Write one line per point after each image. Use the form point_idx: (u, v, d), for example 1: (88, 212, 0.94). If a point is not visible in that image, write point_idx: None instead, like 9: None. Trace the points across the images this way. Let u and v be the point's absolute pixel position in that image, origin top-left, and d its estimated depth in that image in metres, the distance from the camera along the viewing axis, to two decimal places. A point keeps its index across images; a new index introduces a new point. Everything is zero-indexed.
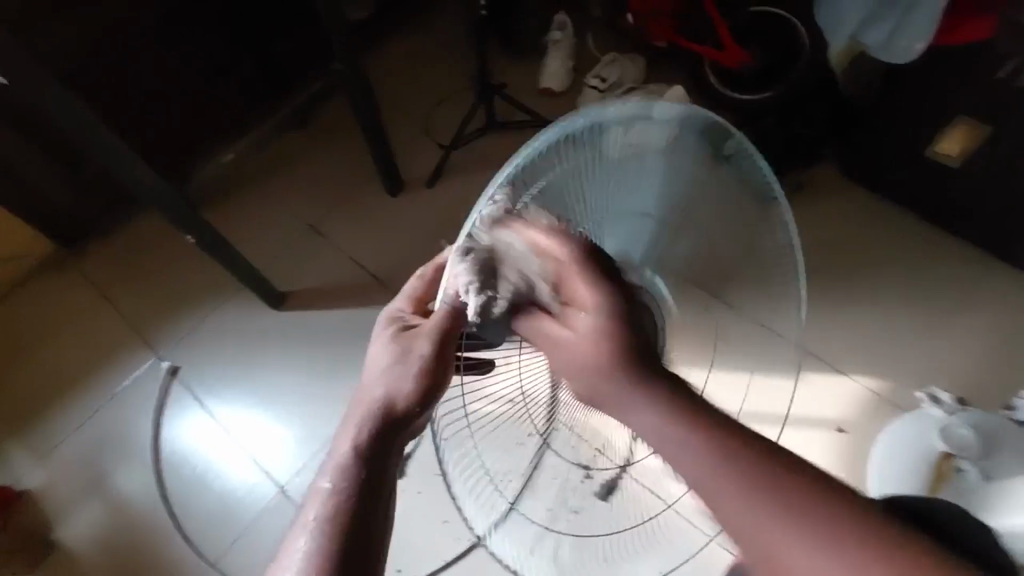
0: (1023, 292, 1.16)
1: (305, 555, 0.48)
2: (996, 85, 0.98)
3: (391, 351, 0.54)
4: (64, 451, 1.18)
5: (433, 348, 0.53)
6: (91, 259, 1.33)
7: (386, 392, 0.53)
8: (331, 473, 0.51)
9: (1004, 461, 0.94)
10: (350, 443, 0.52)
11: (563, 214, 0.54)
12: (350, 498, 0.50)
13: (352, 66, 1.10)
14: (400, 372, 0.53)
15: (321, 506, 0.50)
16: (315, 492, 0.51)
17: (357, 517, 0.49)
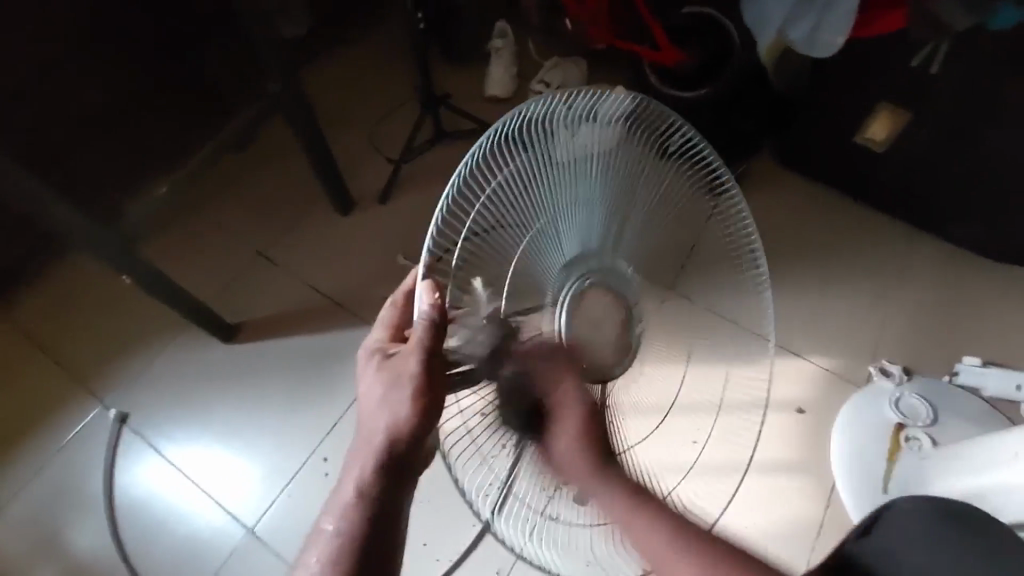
0: (952, 263, 1.23)
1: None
2: (912, 72, 1.05)
3: (380, 383, 0.57)
4: (5, 516, 1.09)
5: (421, 367, 0.53)
6: (20, 306, 1.24)
7: (387, 425, 0.57)
8: (333, 515, 0.59)
9: (949, 427, 1.03)
10: (354, 485, 0.59)
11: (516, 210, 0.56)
12: (353, 536, 0.57)
13: (290, 85, 1.07)
14: (393, 402, 0.56)
15: (325, 548, 0.57)
16: (319, 532, 0.59)
17: (361, 557, 0.57)
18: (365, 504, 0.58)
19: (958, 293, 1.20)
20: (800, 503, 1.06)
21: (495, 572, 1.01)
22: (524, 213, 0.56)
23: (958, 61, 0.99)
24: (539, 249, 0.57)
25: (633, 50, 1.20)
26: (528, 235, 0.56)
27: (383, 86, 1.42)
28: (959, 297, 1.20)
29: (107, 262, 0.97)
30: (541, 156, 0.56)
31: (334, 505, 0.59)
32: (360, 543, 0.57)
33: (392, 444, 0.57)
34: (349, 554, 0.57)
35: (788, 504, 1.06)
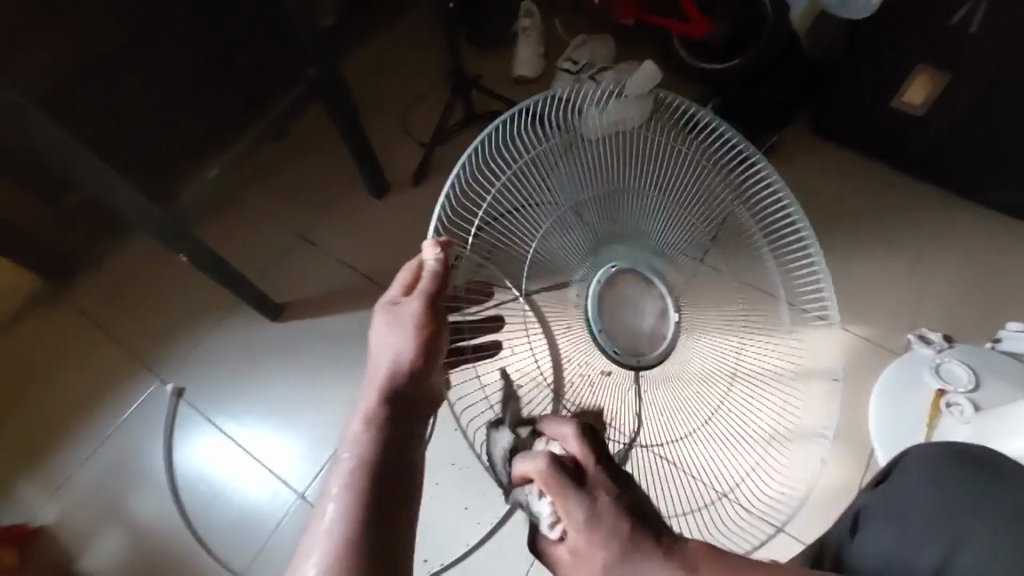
0: (997, 230, 1.20)
1: (333, 523, 0.49)
2: (954, 32, 1.02)
3: (385, 327, 0.59)
4: (75, 482, 1.17)
5: (424, 307, 0.58)
6: (80, 290, 1.31)
7: (391, 358, 0.57)
8: (348, 447, 0.54)
9: (995, 391, 1.01)
10: (363, 418, 0.55)
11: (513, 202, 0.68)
12: (373, 463, 0.52)
13: (327, 70, 1.10)
14: (399, 339, 0.57)
15: (342, 474, 0.52)
16: (336, 464, 0.53)
17: (382, 488, 0.51)
18: (378, 430, 0.54)
19: (1004, 260, 1.18)
20: (840, 471, 1.06)
21: None
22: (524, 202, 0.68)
23: (1003, 18, 0.97)
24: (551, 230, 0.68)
25: (663, 23, 1.20)
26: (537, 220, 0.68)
27: (413, 72, 1.44)
28: (1001, 264, 1.17)
29: (163, 243, 1.02)
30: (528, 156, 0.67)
31: (346, 437, 0.55)
32: (376, 477, 0.52)
33: (396, 376, 0.57)
34: (372, 484, 0.51)
35: (819, 475, 1.06)
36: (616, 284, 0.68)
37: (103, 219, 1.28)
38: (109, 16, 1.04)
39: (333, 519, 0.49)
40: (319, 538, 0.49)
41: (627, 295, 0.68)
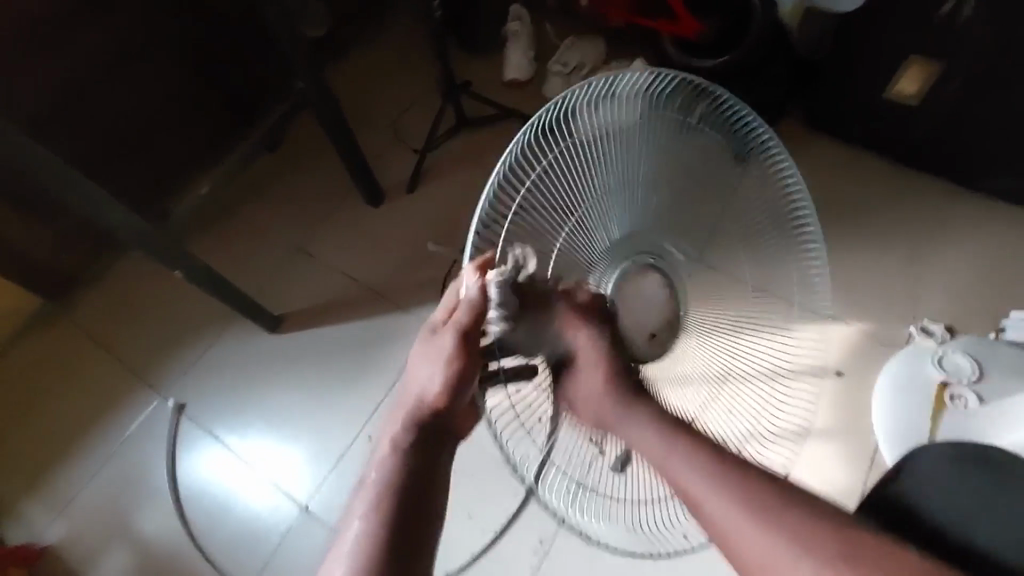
0: (995, 217, 1.19)
1: (355, 542, 0.55)
2: (942, 22, 1.01)
3: (425, 357, 0.60)
4: (80, 500, 1.18)
5: (456, 342, 0.57)
6: (80, 309, 1.33)
7: (422, 389, 0.60)
8: (375, 465, 0.59)
9: (999, 382, 1.00)
10: (389, 441, 0.60)
11: (555, 199, 0.58)
12: (393, 487, 0.57)
13: (316, 83, 1.11)
14: (430, 370, 0.59)
15: (366, 497, 0.57)
16: (363, 482, 0.59)
17: (402, 512, 0.56)
18: (403, 458, 0.59)
19: (1004, 248, 1.16)
20: (843, 467, 1.05)
21: (538, 540, 1.04)
22: (564, 202, 0.59)
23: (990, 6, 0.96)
24: (586, 233, 0.60)
25: (649, 23, 1.20)
26: (574, 223, 0.59)
27: (404, 81, 1.45)
28: (1002, 251, 1.16)
29: (158, 260, 1.03)
30: (574, 146, 0.58)
31: (375, 459, 0.60)
32: (398, 504, 0.56)
33: (423, 403, 0.60)
34: (392, 509, 0.56)
35: (823, 472, 1.05)
36: (643, 283, 0.63)
37: (102, 236, 1.30)
38: (99, 37, 1.06)
39: (357, 534, 0.55)
40: (343, 551, 0.55)
41: (653, 298, 0.64)
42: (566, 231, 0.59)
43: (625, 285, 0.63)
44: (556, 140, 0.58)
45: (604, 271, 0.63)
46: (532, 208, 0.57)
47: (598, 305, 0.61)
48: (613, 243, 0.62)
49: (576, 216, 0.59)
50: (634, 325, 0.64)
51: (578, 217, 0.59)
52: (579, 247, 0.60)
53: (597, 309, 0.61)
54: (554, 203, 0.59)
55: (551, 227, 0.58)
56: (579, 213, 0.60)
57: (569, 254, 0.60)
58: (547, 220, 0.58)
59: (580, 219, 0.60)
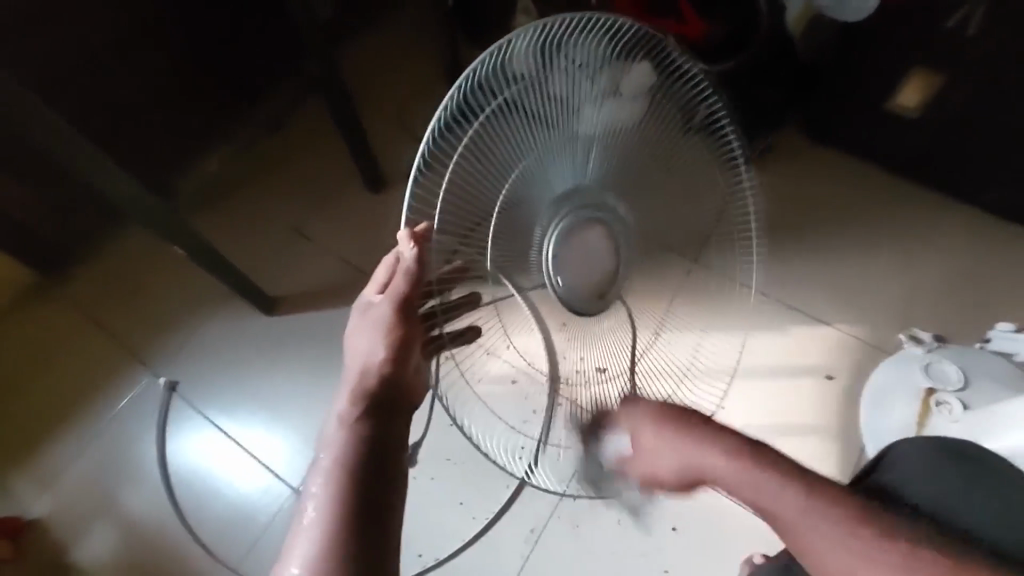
0: (985, 230, 1.22)
1: (316, 520, 0.53)
2: (949, 34, 1.04)
3: (361, 334, 0.61)
4: (65, 476, 1.16)
5: (395, 310, 0.59)
6: (73, 282, 1.31)
7: (364, 361, 0.61)
8: (327, 446, 0.58)
9: (985, 391, 1.02)
10: (337, 421, 0.59)
11: (495, 156, 0.60)
12: (350, 462, 0.56)
13: (326, 63, 1.10)
14: (370, 343, 0.60)
15: (321, 476, 0.56)
16: (314, 465, 0.58)
17: (362, 488, 0.55)
18: (353, 429, 0.58)
19: (995, 261, 1.19)
20: (830, 468, 1.07)
21: (529, 530, 1.05)
22: (505, 156, 0.60)
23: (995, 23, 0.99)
24: (529, 188, 0.62)
25: (660, 26, 1.19)
26: (514, 176, 0.61)
27: (411, 68, 1.44)
28: (991, 263, 1.19)
29: (160, 234, 1.02)
30: (509, 103, 0.59)
31: (325, 440, 0.59)
32: (358, 477, 0.55)
33: (369, 377, 0.60)
34: (353, 484, 0.55)
35: (810, 470, 1.07)
36: (588, 239, 0.64)
37: (99, 209, 1.28)
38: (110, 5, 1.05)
39: (314, 516, 0.54)
40: (303, 534, 0.53)
41: (597, 252, 0.65)
42: (506, 186, 0.61)
43: (573, 237, 0.63)
44: (489, 97, 0.59)
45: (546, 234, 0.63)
46: (471, 167, 0.60)
47: (537, 264, 0.64)
48: (557, 198, 0.63)
49: (515, 170, 0.61)
50: (583, 278, 0.65)
51: (518, 172, 0.61)
52: (522, 203, 0.62)
53: (537, 267, 0.64)
54: (492, 158, 0.60)
55: (492, 184, 0.61)
56: (518, 167, 0.61)
57: (510, 209, 0.61)
58: (488, 177, 0.60)
59: (519, 173, 0.61)
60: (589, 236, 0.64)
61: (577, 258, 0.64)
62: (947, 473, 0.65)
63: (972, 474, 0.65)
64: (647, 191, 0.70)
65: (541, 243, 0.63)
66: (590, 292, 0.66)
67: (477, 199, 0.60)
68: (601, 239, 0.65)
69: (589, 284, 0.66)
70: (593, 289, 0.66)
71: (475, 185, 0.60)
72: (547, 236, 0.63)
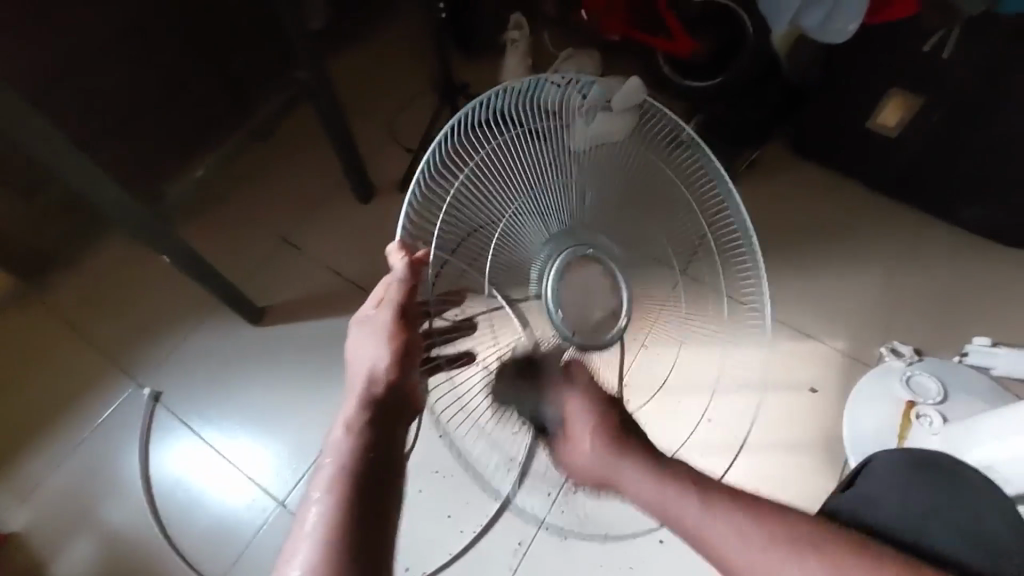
0: (963, 246, 1.25)
1: (316, 525, 0.54)
2: (925, 59, 1.08)
3: (362, 343, 0.63)
4: (44, 489, 1.14)
5: (398, 318, 0.61)
6: (56, 290, 1.29)
7: (368, 367, 0.62)
8: (330, 452, 0.59)
9: (962, 404, 1.05)
10: (343, 425, 0.61)
11: (489, 191, 0.64)
12: (351, 467, 0.57)
13: (318, 74, 1.11)
14: (375, 347, 0.62)
15: (323, 480, 0.57)
16: (317, 472, 0.59)
17: (364, 495, 0.56)
18: (357, 437, 0.59)
19: (971, 277, 1.22)
20: (814, 480, 1.09)
21: (517, 542, 1.05)
22: (500, 191, 0.65)
23: (968, 47, 1.03)
24: (520, 224, 0.65)
25: (650, 41, 1.23)
26: (508, 212, 0.65)
27: (401, 79, 1.45)
28: (969, 278, 1.22)
29: (148, 242, 1.02)
30: (505, 144, 0.64)
31: (329, 444, 0.60)
32: (357, 484, 0.56)
33: (376, 382, 0.62)
34: (353, 490, 0.56)
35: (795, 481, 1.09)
36: (574, 272, 0.66)
37: (84, 215, 1.27)
38: (101, 14, 1.05)
39: (317, 521, 0.54)
40: (304, 539, 0.54)
41: (585, 285, 0.66)
42: (500, 220, 0.64)
43: (568, 275, 0.65)
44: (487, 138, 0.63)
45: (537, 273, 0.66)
46: (466, 200, 0.63)
47: (528, 295, 0.66)
48: (548, 235, 0.66)
49: (509, 205, 0.65)
50: (580, 315, 0.66)
51: (510, 209, 0.65)
52: (514, 236, 0.65)
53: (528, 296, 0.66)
54: (488, 191, 0.64)
55: (487, 218, 0.64)
56: (512, 203, 0.65)
57: (504, 242, 0.65)
58: (482, 211, 0.64)
59: (513, 208, 0.65)
60: (577, 271, 0.66)
61: (565, 291, 0.65)
62: (916, 485, 0.67)
63: (941, 487, 0.66)
64: (635, 234, 0.71)
65: (529, 278, 0.66)
66: (579, 321, 0.66)
67: (470, 229, 0.64)
68: (590, 273, 0.66)
69: (581, 315, 0.66)
70: (583, 320, 0.66)
71: (469, 218, 0.63)
72: (537, 270, 0.66)
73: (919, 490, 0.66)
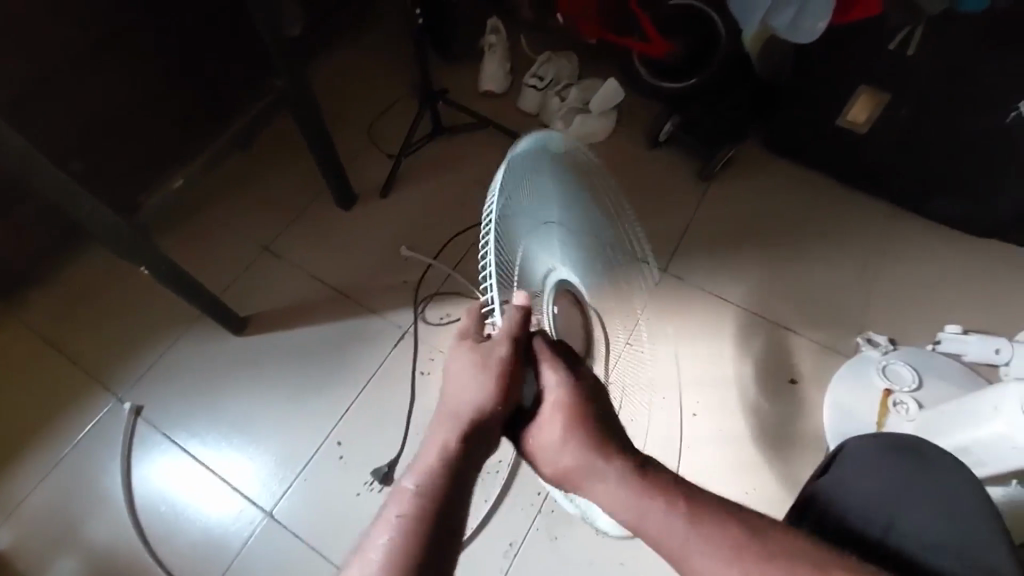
0: (934, 238, 1.29)
1: (380, 557, 0.48)
2: (890, 56, 1.11)
3: (469, 358, 0.54)
4: (23, 508, 1.11)
5: (511, 350, 0.52)
6: (30, 305, 1.26)
7: (466, 392, 0.53)
8: (416, 473, 0.52)
9: (935, 390, 1.09)
10: (441, 445, 0.53)
11: (512, 226, 0.54)
12: (432, 501, 0.50)
13: (296, 80, 1.11)
14: (473, 374, 0.53)
15: (403, 508, 0.50)
16: (398, 490, 0.52)
17: (435, 536, 0.49)
18: (446, 468, 0.52)
19: (942, 267, 1.26)
20: (798, 471, 1.10)
21: (508, 543, 1.05)
22: (516, 228, 0.55)
23: (933, 45, 1.06)
24: (528, 260, 0.58)
25: (624, 43, 1.25)
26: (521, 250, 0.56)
27: (380, 84, 1.46)
28: (939, 269, 1.26)
29: (126, 254, 1.00)
30: (516, 176, 0.55)
31: (416, 467, 0.53)
32: (430, 521, 0.50)
33: (471, 413, 0.53)
34: (424, 525, 0.49)
35: (779, 472, 1.10)
36: (567, 306, 0.64)
37: (60, 228, 1.24)
38: (74, 25, 1.03)
39: (382, 551, 0.48)
40: (366, 564, 0.48)
41: (572, 316, 0.65)
42: (517, 255, 0.55)
43: (559, 308, 0.63)
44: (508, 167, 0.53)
45: (536, 297, 0.59)
46: (500, 231, 0.52)
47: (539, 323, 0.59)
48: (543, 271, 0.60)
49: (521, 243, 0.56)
50: (569, 336, 0.64)
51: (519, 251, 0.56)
52: (526, 271, 0.57)
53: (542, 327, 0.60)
54: (510, 227, 0.54)
55: (510, 251, 0.54)
56: (522, 242, 0.56)
57: (522, 275, 0.56)
58: (508, 244, 0.54)
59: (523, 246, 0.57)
60: (567, 305, 0.64)
61: (561, 321, 0.63)
62: (890, 470, 0.68)
63: (911, 468, 0.68)
64: (596, 261, 0.71)
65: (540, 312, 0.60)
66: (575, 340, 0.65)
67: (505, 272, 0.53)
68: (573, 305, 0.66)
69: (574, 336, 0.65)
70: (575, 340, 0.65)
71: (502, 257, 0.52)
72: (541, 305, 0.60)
73: (885, 472, 0.68)
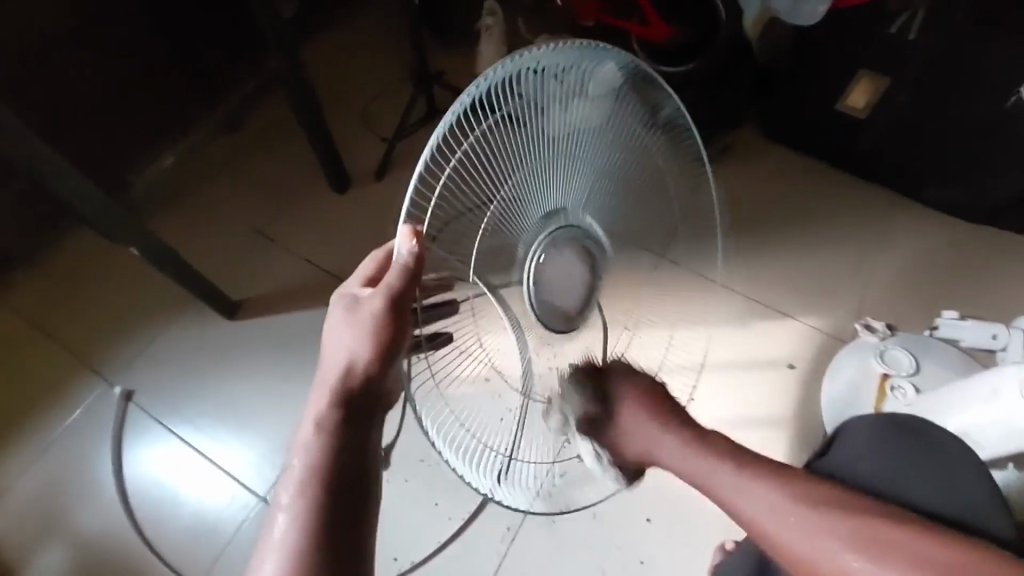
0: (934, 225, 1.28)
1: (284, 531, 0.47)
2: (890, 40, 1.12)
3: (346, 328, 0.53)
4: (10, 495, 1.09)
5: (387, 309, 0.51)
6: (17, 288, 1.24)
7: (347, 357, 0.53)
8: (299, 451, 0.51)
9: (932, 373, 1.09)
10: (313, 420, 0.52)
11: (494, 168, 0.52)
12: (327, 475, 0.50)
13: (290, 58, 1.08)
14: (356, 339, 0.52)
15: (293, 484, 0.50)
16: (285, 470, 0.51)
17: (338, 495, 0.49)
18: (331, 435, 0.51)
19: (940, 253, 1.25)
20: (796, 455, 1.10)
21: (505, 528, 1.04)
22: (500, 170, 0.53)
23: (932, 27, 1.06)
24: (519, 207, 0.55)
25: (623, 26, 1.24)
26: (505, 196, 0.53)
27: (375, 65, 1.43)
28: (937, 256, 1.25)
29: (114, 235, 0.98)
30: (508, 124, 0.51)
31: (297, 442, 0.52)
32: (334, 477, 0.50)
33: (353, 374, 0.53)
34: (322, 488, 0.49)
35: (772, 455, 1.10)
36: (574, 267, 0.59)
37: (48, 209, 1.22)
38: None
39: (285, 526, 0.48)
40: (272, 546, 0.47)
41: (575, 276, 0.59)
42: (496, 203, 0.53)
43: (556, 263, 0.57)
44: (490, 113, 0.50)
45: (534, 247, 0.56)
46: (471, 175, 0.51)
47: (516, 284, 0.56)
48: (544, 217, 0.57)
49: (506, 190, 0.53)
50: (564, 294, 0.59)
51: (504, 192, 0.53)
52: (511, 220, 0.54)
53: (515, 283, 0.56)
54: (488, 169, 0.52)
55: (485, 195, 0.52)
56: (508, 189, 0.53)
57: (498, 224, 0.54)
58: (485, 186, 0.52)
59: (509, 193, 0.53)
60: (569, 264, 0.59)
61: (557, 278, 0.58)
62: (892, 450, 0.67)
63: (920, 447, 0.67)
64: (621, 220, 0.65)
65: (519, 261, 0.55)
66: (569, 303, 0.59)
67: (462, 224, 0.52)
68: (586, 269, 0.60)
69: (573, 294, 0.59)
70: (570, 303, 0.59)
71: (469, 199, 0.52)
72: (528, 258, 0.56)
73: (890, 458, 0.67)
